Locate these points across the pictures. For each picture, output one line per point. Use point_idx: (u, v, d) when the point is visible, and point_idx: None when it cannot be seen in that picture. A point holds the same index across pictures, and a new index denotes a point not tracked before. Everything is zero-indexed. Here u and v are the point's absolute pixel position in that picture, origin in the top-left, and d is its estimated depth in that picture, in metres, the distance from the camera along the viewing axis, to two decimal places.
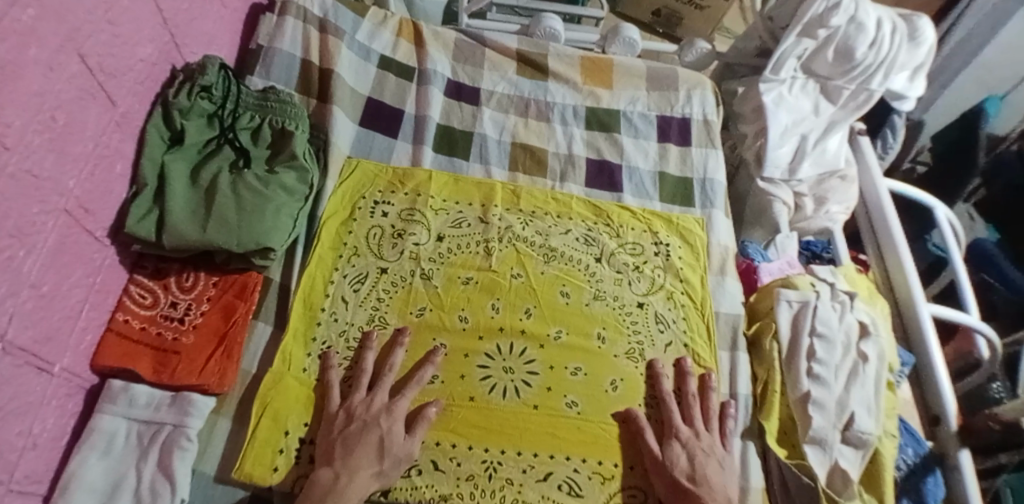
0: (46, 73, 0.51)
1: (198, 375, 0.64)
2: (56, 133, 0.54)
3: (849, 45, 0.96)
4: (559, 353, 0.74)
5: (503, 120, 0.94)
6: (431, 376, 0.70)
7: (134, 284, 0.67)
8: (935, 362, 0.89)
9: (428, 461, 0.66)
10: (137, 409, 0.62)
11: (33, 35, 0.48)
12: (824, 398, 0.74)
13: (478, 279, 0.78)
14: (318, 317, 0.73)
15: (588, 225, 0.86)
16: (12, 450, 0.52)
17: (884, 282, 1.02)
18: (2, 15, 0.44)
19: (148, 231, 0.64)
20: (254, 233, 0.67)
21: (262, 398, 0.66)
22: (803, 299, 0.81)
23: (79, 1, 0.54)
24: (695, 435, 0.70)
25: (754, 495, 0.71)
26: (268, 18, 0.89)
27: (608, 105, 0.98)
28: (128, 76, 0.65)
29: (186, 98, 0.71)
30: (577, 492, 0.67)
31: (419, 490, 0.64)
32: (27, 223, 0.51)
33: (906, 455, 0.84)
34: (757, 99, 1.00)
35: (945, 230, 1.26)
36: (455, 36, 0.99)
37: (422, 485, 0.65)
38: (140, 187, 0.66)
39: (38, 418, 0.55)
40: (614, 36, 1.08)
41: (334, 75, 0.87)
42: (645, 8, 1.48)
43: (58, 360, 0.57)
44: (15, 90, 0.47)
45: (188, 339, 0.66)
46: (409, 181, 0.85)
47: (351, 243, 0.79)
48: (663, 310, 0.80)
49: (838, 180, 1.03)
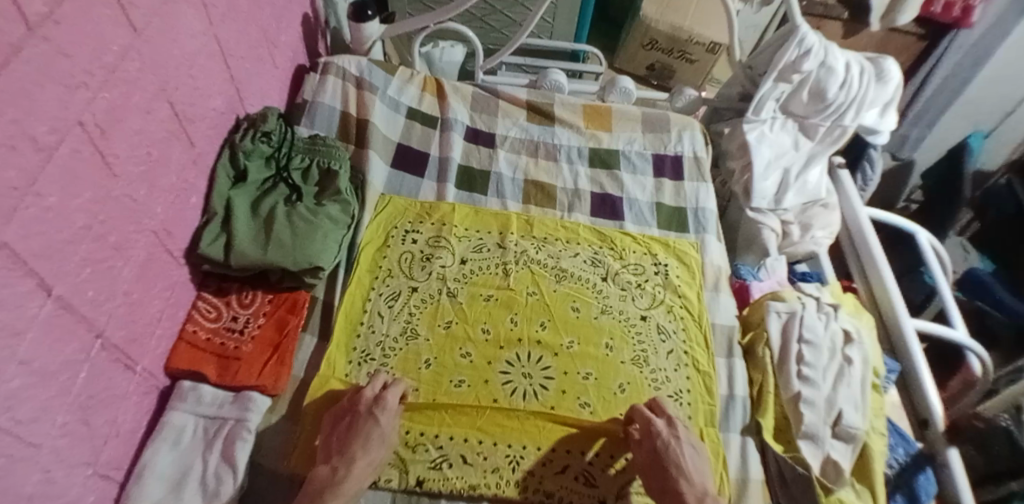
0: (144, 114, 0.63)
1: (257, 377, 0.74)
2: (150, 165, 0.66)
3: (820, 87, 1.07)
4: (571, 360, 0.83)
5: (516, 160, 1.07)
6: (459, 381, 0.79)
7: (201, 300, 0.77)
8: (921, 372, 0.98)
9: (456, 455, 0.74)
10: (203, 407, 0.71)
11: (136, 83, 0.61)
12: (814, 396, 0.82)
13: (497, 296, 0.88)
14: (358, 330, 0.83)
15: (594, 249, 0.96)
16: (98, 436, 0.61)
17: (869, 299, 1.11)
18: (114, 68, 0.57)
19: (218, 252, 0.75)
20: (307, 253, 0.78)
21: (314, 386, 0.77)
22: (790, 310, 0.90)
23: (171, 60, 0.67)
24: (670, 425, 0.75)
25: (754, 485, 0.78)
26: (312, 77, 1.04)
27: (609, 145, 1.10)
28: (203, 122, 0.77)
29: (250, 142, 0.84)
30: (592, 483, 0.75)
31: (450, 481, 0.72)
32: (124, 238, 0.62)
33: (898, 454, 0.92)
34: (741, 137, 1.12)
35: (928, 255, 1.35)
36: (472, 90, 1.13)
37: (452, 476, 0.72)
38: (210, 217, 0.77)
39: (121, 410, 0.65)
40: (611, 87, 1.21)
41: (369, 124, 1.01)
42: (639, 64, 1.64)
43: (140, 360, 0.67)
44: (120, 126, 0.59)
45: (247, 347, 0.77)
46: (435, 212, 0.96)
47: (385, 266, 0.89)
48: (664, 322, 0.89)
49: (820, 207, 1.15)
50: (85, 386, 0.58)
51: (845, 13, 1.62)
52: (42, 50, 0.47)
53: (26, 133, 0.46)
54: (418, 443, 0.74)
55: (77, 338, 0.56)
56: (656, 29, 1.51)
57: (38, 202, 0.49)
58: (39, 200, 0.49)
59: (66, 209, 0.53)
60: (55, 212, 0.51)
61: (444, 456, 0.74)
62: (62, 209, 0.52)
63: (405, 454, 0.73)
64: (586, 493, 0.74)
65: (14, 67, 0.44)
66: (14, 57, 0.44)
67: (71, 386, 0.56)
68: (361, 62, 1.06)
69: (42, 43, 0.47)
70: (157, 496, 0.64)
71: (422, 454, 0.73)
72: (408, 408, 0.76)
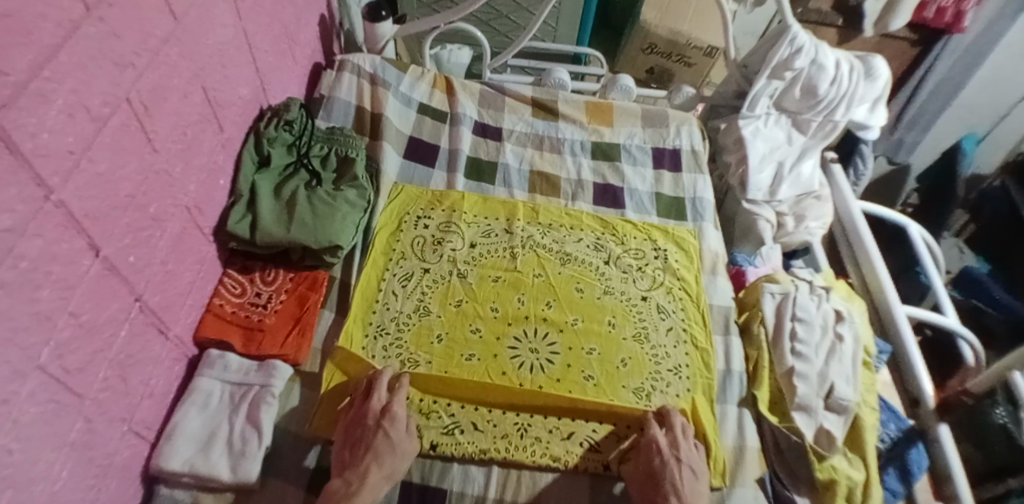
0: (181, 97, 0.68)
1: (279, 347, 0.79)
2: (185, 144, 0.71)
3: (812, 83, 1.12)
4: (576, 335, 0.87)
5: (522, 152, 1.12)
6: (470, 354, 0.83)
7: (227, 276, 0.82)
8: (912, 352, 1.03)
9: (468, 422, 0.78)
10: (230, 374, 0.76)
11: (175, 68, 0.66)
12: (807, 370, 0.87)
13: (505, 277, 0.93)
14: (374, 306, 0.87)
15: (597, 235, 1.01)
16: (134, 395, 0.66)
17: (862, 287, 1.16)
18: (157, 52, 0.62)
19: (245, 231, 0.80)
20: (327, 233, 0.83)
21: (337, 355, 0.81)
22: (784, 291, 0.96)
23: (205, 49, 0.73)
24: (673, 444, 0.76)
25: (750, 452, 0.82)
26: (329, 73, 1.10)
27: (610, 139, 1.16)
28: (232, 109, 0.83)
29: (274, 130, 0.89)
30: (597, 449, 0.79)
31: (462, 445, 0.76)
32: (162, 211, 0.67)
33: (889, 430, 0.96)
34: (737, 132, 1.18)
35: (919, 246, 1.39)
36: (479, 87, 1.19)
37: (464, 440, 0.77)
38: (236, 198, 0.82)
39: (154, 373, 0.69)
40: (612, 85, 1.27)
41: (383, 118, 1.06)
42: (640, 68, 1.70)
43: (172, 327, 0.72)
44: (161, 106, 0.64)
45: (270, 319, 0.81)
46: (446, 200, 1.01)
47: (399, 249, 0.94)
48: (664, 302, 0.94)
49: (813, 199, 1.20)
50: (124, 345, 0.63)
51: (839, 20, 1.68)
52: (97, 30, 0.52)
53: (82, 103, 0.51)
54: (431, 410, 0.79)
55: (118, 299, 0.61)
56: (655, 34, 1.57)
57: (91, 168, 0.54)
58: (91, 166, 0.54)
59: (113, 177, 0.58)
60: (104, 178, 0.56)
61: (456, 423, 0.78)
62: (110, 176, 0.57)
63: (421, 420, 0.78)
64: (591, 458, 0.78)
65: (74, 43, 0.49)
66: (74, 34, 0.49)
67: (112, 344, 0.61)
68: (374, 60, 1.12)
69: (97, 23, 0.52)
70: (187, 456, 0.69)
71: (435, 420, 0.78)
72: (422, 377, 0.80)
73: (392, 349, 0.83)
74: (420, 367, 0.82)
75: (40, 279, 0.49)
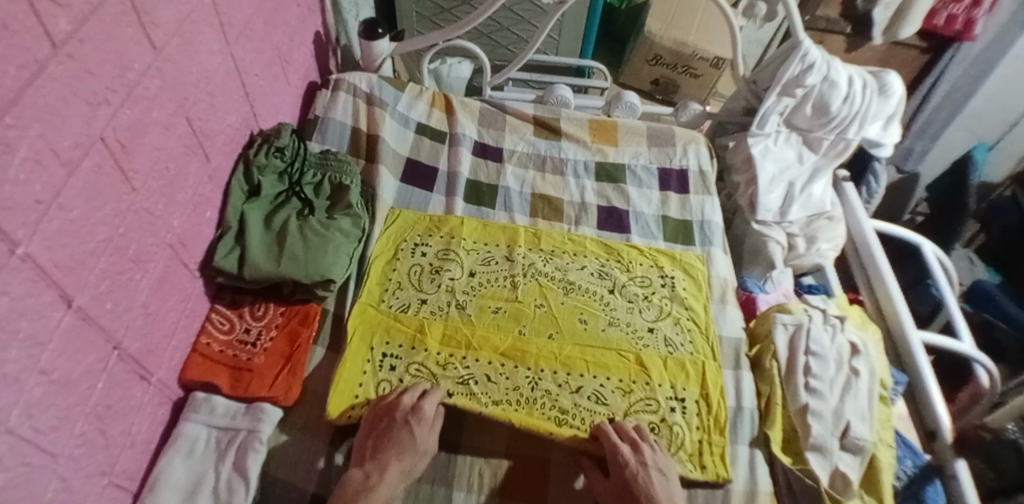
0: (164, 130, 0.65)
1: (268, 388, 0.76)
2: (168, 180, 0.67)
3: (824, 101, 1.07)
4: (579, 354, 0.85)
5: (523, 175, 1.09)
6: (468, 371, 0.82)
7: (215, 313, 0.79)
8: (926, 380, 0.99)
9: (481, 374, 0.82)
10: (216, 418, 0.73)
11: (156, 100, 0.63)
12: (822, 408, 0.83)
13: (506, 308, 0.89)
14: (368, 357, 0.82)
15: (601, 261, 0.97)
16: (114, 446, 0.62)
17: (876, 313, 1.12)
18: (137, 85, 0.59)
19: (232, 265, 0.77)
20: (319, 266, 0.80)
21: (351, 321, 0.84)
22: (797, 322, 0.92)
23: (189, 78, 0.69)
24: (635, 450, 0.74)
25: (762, 496, 0.78)
26: (323, 93, 1.06)
27: (614, 159, 1.12)
28: (220, 138, 0.79)
29: (264, 157, 0.86)
30: (604, 402, 0.82)
31: (475, 395, 0.80)
32: (142, 252, 0.64)
33: (906, 467, 0.92)
34: (746, 151, 1.13)
35: (933, 265, 1.33)
36: (479, 105, 1.15)
37: (478, 391, 0.80)
38: (224, 230, 0.79)
39: (136, 420, 0.66)
40: (617, 102, 1.22)
41: (380, 139, 1.03)
42: (644, 79, 1.67)
43: (156, 371, 0.69)
44: (142, 141, 0.61)
45: (259, 359, 0.78)
46: (444, 226, 0.98)
47: (395, 278, 0.91)
48: (672, 334, 0.90)
49: (825, 220, 1.16)
50: (102, 396, 0.59)
51: (848, 28, 1.64)
52: (67, 68, 0.49)
53: (51, 148, 0.48)
54: (448, 361, 0.82)
55: (96, 349, 0.58)
56: (660, 45, 1.54)
57: (62, 215, 0.50)
58: (62, 213, 0.50)
59: (88, 224, 0.54)
60: (77, 225, 0.53)
61: (471, 374, 0.81)
62: (85, 222, 0.54)
63: (436, 371, 0.81)
64: (599, 410, 0.81)
65: (39, 84, 0.45)
66: (39, 76, 0.45)
67: (89, 396, 0.57)
68: (370, 79, 1.08)
69: (66, 61, 0.48)
70: None
71: (451, 371, 0.82)
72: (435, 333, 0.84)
73: (393, 351, 0.83)
74: (424, 359, 0.82)
75: (8, 338, 0.45)
